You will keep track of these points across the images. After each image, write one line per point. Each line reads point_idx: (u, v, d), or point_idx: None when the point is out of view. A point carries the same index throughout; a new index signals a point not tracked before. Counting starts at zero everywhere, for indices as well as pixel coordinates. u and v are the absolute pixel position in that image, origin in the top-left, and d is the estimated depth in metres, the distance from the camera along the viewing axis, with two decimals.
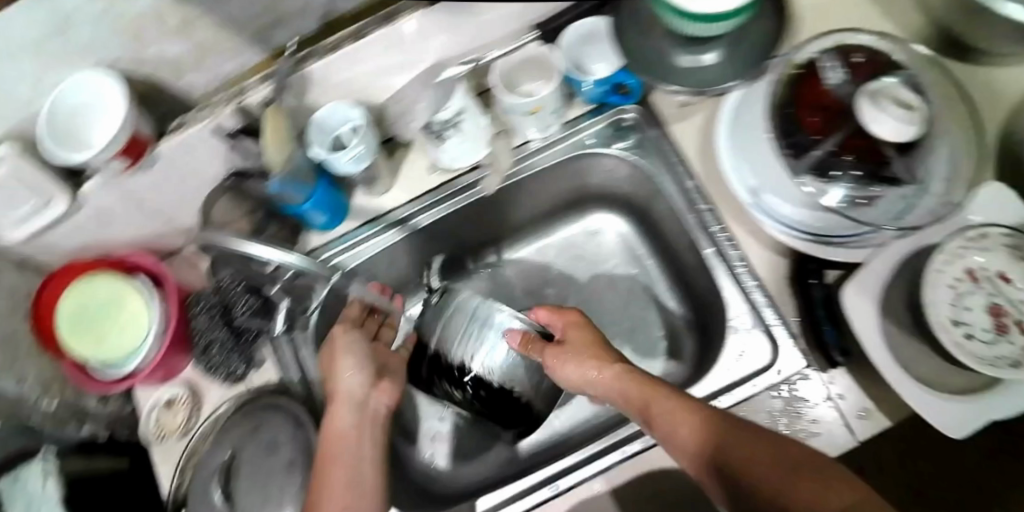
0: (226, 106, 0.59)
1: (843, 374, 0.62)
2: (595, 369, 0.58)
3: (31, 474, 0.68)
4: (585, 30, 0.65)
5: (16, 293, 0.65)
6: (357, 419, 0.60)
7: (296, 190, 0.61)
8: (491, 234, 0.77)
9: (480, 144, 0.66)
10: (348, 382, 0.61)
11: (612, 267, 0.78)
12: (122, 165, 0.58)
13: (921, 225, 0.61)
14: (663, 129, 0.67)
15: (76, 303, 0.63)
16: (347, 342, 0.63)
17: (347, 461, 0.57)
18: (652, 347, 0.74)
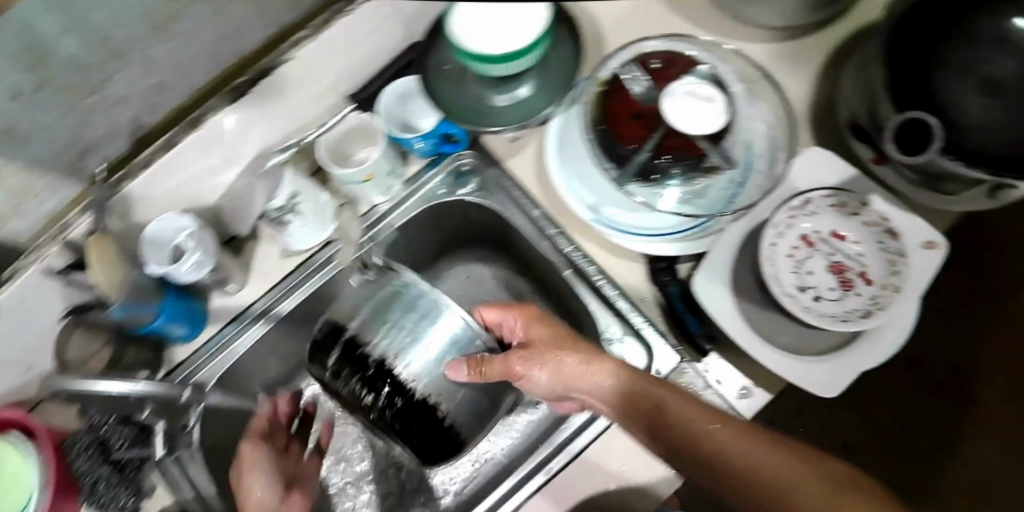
0: (52, 245, 0.60)
1: (716, 360, 0.64)
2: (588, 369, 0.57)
3: None
4: (400, 90, 0.67)
5: None
6: None
7: (143, 308, 0.61)
8: None
9: (326, 221, 0.69)
10: (258, 496, 0.61)
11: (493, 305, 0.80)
12: None
13: (754, 203, 0.63)
14: (499, 167, 0.70)
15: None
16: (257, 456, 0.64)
17: None
18: None
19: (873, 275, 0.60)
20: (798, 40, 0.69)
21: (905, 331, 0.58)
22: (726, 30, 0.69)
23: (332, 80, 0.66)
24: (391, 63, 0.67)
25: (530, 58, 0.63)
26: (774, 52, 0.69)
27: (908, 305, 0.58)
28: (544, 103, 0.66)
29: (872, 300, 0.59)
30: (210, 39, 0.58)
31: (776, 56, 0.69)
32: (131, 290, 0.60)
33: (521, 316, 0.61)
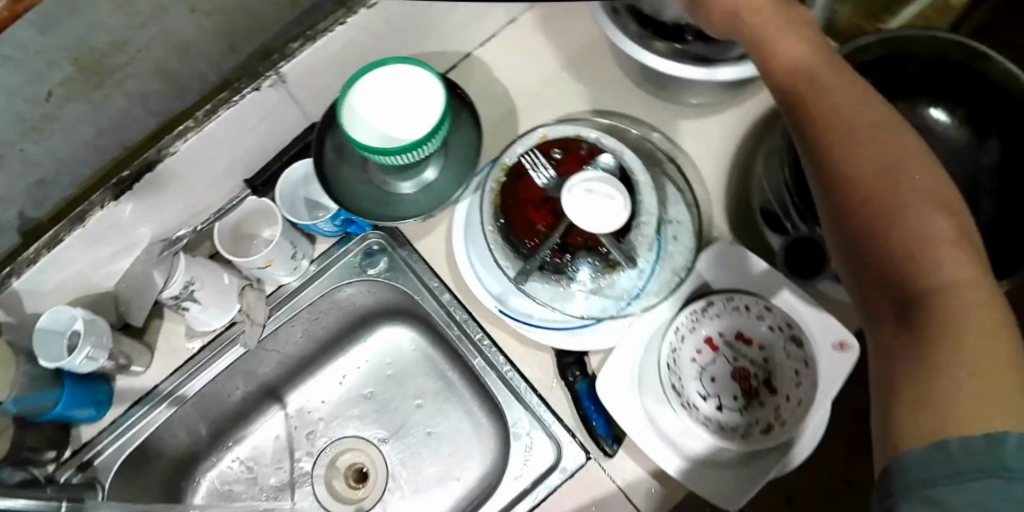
0: None
1: (626, 461, 0.61)
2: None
3: None
4: (300, 173, 0.66)
5: None
6: None
7: (41, 400, 0.61)
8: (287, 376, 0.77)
9: (230, 301, 0.66)
10: None
11: (417, 376, 0.77)
12: None
13: (660, 300, 0.61)
14: (410, 247, 0.68)
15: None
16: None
17: None
18: (466, 449, 0.73)
19: (777, 383, 0.57)
20: (702, 120, 0.67)
21: (817, 434, 0.55)
22: (636, 107, 0.68)
23: (230, 165, 0.65)
24: (290, 145, 0.67)
25: (437, 141, 0.60)
26: (684, 132, 0.67)
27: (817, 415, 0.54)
28: (453, 188, 0.64)
29: (773, 413, 0.56)
30: (93, 134, 0.56)
31: (683, 139, 0.67)
32: (25, 386, 0.60)
33: None
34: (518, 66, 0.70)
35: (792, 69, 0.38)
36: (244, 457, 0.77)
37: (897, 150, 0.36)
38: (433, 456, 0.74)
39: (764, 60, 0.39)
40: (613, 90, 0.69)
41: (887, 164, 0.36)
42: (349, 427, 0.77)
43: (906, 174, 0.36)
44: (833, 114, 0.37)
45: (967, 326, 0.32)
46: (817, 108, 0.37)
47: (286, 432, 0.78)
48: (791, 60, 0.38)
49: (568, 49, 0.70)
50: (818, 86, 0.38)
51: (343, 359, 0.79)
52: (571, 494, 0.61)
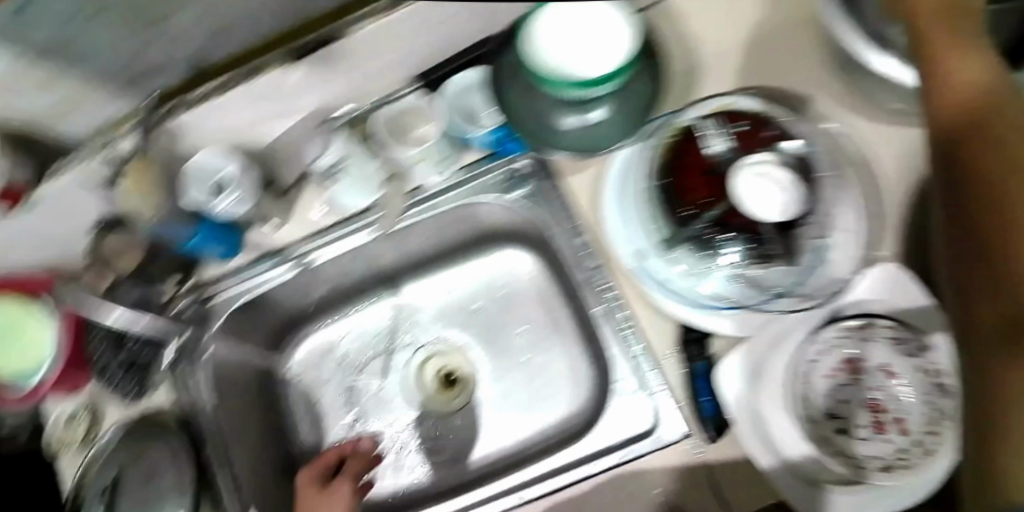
0: (94, 156, 0.61)
1: (726, 457, 0.57)
2: None
3: None
4: (464, 82, 0.64)
5: None
6: None
7: (179, 230, 0.64)
8: (410, 264, 0.78)
9: (374, 184, 0.67)
10: None
11: (529, 301, 0.76)
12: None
13: (813, 300, 0.57)
14: (556, 181, 0.65)
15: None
16: (341, 491, 0.64)
17: None
18: (562, 378, 0.73)
19: (910, 425, 0.53)
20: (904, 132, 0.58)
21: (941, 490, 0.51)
22: (830, 98, 0.60)
23: (398, 60, 0.63)
24: (461, 54, 0.65)
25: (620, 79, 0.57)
26: (887, 137, 0.59)
27: (940, 467, 0.50)
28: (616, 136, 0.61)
29: (898, 454, 0.52)
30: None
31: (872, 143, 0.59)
32: (166, 213, 0.63)
33: None
34: (714, 21, 0.63)
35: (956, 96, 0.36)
36: (350, 333, 0.80)
37: None
38: (525, 383, 0.74)
39: (934, 92, 0.37)
40: (808, 72, 0.61)
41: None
42: (447, 333, 0.78)
43: None
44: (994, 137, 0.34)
45: None
46: (977, 130, 0.34)
47: (392, 322, 0.80)
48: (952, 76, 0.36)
49: (774, 11, 0.62)
50: (971, 105, 0.35)
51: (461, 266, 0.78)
52: (668, 465, 0.59)
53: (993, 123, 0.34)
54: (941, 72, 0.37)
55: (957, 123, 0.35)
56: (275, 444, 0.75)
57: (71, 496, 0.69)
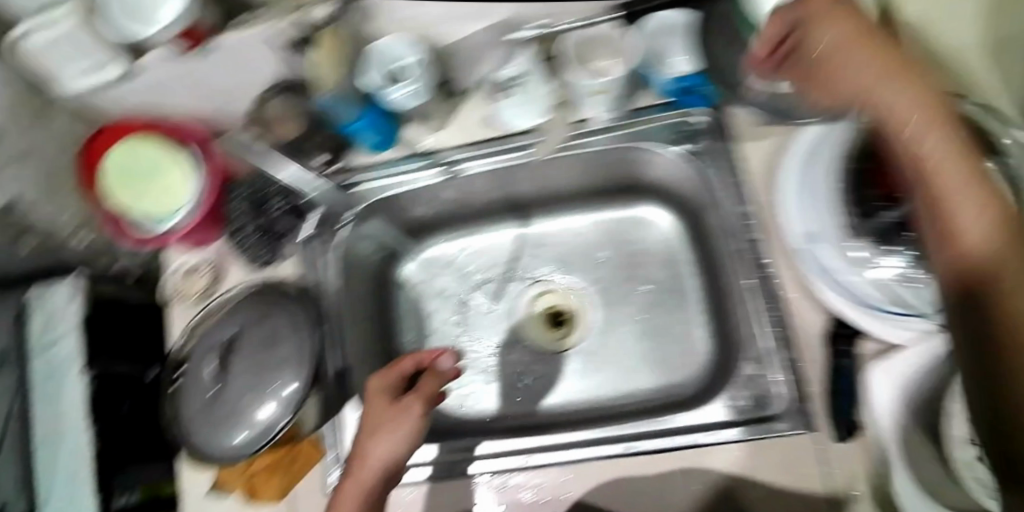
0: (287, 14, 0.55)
1: (848, 457, 0.55)
2: (905, 85, 0.40)
3: (60, 293, 0.72)
4: (664, 21, 0.61)
5: (72, 138, 0.67)
6: (392, 448, 0.53)
7: (348, 109, 0.63)
8: (554, 198, 0.77)
9: (541, 109, 0.65)
10: (380, 451, 0.53)
11: (656, 261, 0.75)
12: (179, 48, 0.56)
13: None
14: (731, 144, 0.63)
15: (112, 172, 0.64)
16: (402, 416, 0.54)
17: (386, 432, 0.53)
18: (671, 345, 0.73)
19: None
20: None
21: None
22: None
23: None
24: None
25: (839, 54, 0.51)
26: None
27: None
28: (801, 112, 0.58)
29: None
30: None
31: None
32: (344, 91, 0.62)
33: (828, 23, 0.45)
34: (958, 12, 0.54)
35: (962, 262, 0.35)
36: (474, 253, 0.80)
37: None
38: (638, 345, 0.74)
39: (942, 230, 0.36)
40: None
41: None
42: (562, 273, 0.78)
43: None
44: (998, 280, 0.33)
45: None
46: (990, 275, 0.34)
47: (513, 251, 0.80)
48: (931, 165, 0.38)
49: None
50: (975, 245, 0.34)
51: (595, 213, 0.77)
52: (750, 456, 0.59)
53: (1004, 273, 0.33)
54: (944, 211, 0.36)
55: (961, 273, 0.35)
56: (378, 339, 0.76)
57: (178, 351, 0.68)
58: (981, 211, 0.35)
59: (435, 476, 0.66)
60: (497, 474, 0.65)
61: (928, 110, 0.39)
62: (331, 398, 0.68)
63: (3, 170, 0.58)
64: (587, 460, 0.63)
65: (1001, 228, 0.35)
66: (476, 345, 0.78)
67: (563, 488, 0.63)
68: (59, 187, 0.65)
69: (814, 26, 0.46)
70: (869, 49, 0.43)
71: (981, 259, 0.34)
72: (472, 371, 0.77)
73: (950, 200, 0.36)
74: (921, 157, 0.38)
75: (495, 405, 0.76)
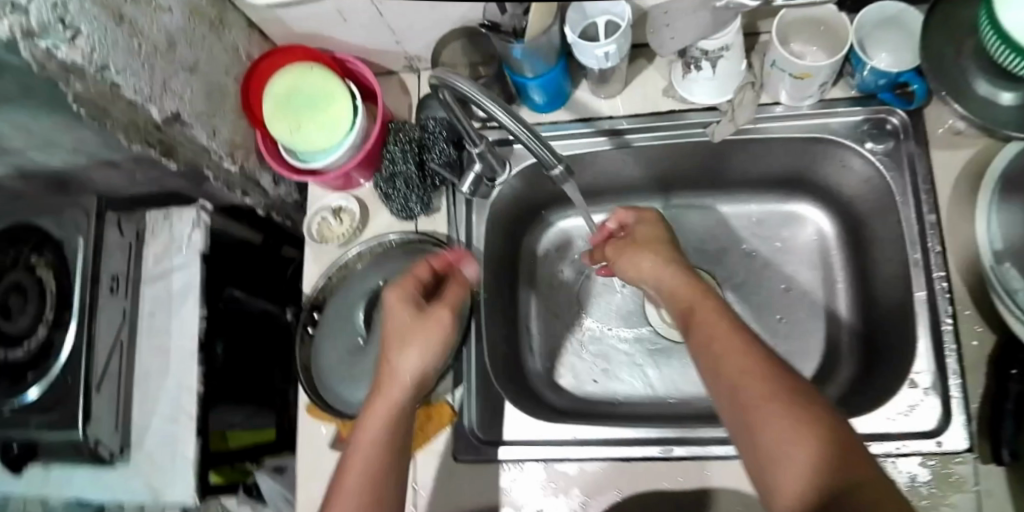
0: None
1: (1002, 478, 0.54)
2: (738, 338, 0.44)
3: (181, 219, 0.66)
4: (877, 14, 0.60)
5: (235, 52, 0.64)
6: (422, 359, 0.50)
7: (536, 63, 0.60)
8: (699, 181, 0.73)
9: (726, 89, 0.63)
10: (407, 361, 0.49)
11: (797, 264, 0.72)
12: None
13: None
14: (925, 149, 0.61)
15: (278, 95, 0.63)
16: (432, 326, 0.50)
17: (416, 339, 0.50)
18: (806, 350, 0.70)
19: None
20: None
21: None
22: None
23: None
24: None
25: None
26: None
27: None
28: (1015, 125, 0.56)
29: None
30: None
31: None
32: (540, 46, 0.58)
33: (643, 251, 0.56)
34: None
35: (796, 477, 0.38)
36: None
37: (773, 414, 0.40)
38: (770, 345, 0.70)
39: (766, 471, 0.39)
40: None
41: (794, 431, 0.39)
42: (703, 265, 0.73)
43: (785, 423, 0.39)
44: (761, 436, 0.40)
45: None
46: (756, 437, 0.40)
47: None
48: (736, 415, 0.41)
49: None
50: (787, 456, 0.38)
51: (745, 205, 0.75)
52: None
53: (845, 479, 0.37)
54: (762, 441, 0.40)
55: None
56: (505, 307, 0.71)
57: (314, 297, 0.64)
58: (767, 401, 0.40)
59: (541, 456, 0.60)
60: (620, 463, 0.58)
61: (784, 399, 0.40)
62: (461, 371, 0.63)
63: (170, 78, 0.55)
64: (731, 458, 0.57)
65: (789, 411, 0.39)
66: (596, 328, 0.72)
67: (700, 483, 0.57)
68: (219, 104, 0.63)
69: (641, 252, 0.56)
70: (697, 290, 0.50)
71: (791, 472, 0.38)
72: (589, 353, 0.71)
73: (779, 436, 0.39)
74: (731, 365, 0.43)
75: (625, 389, 0.69)
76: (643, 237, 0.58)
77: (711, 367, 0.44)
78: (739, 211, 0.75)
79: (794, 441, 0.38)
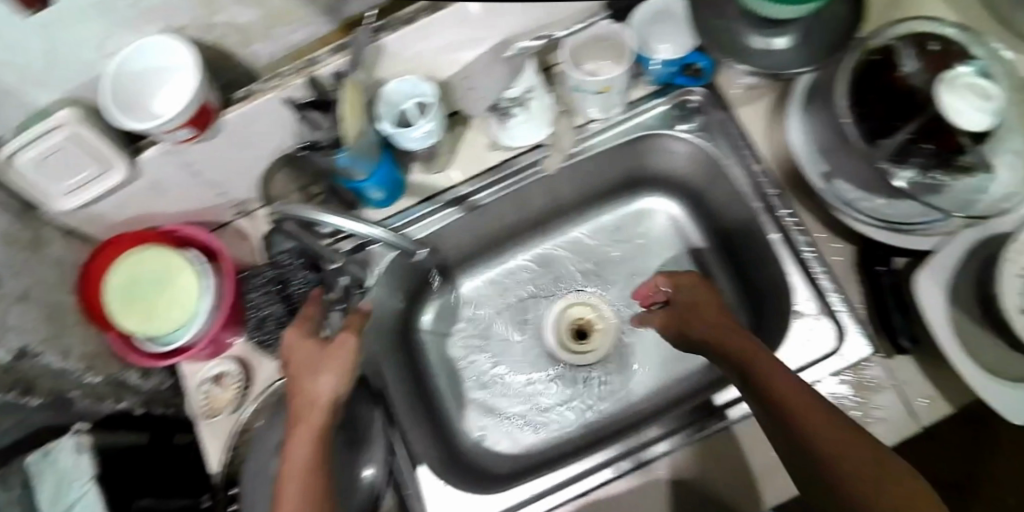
0: (295, 77, 0.57)
1: (906, 362, 0.60)
2: (721, 315, 0.59)
3: (63, 449, 0.59)
4: (654, 9, 0.62)
5: (62, 264, 0.62)
6: (334, 383, 0.54)
7: (365, 164, 0.60)
8: (548, 212, 0.75)
9: (542, 126, 0.65)
10: (319, 388, 0.53)
11: (665, 253, 0.75)
12: (187, 135, 0.55)
13: (990, 215, 0.58)
14: (729, 112, 0.66)
15: (126, 274, 0.61)
16: (339, 350, 0.55)
17: (329, 367, 0.54)
18: None
19: None
20: None
21: None
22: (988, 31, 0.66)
23: None
24: None
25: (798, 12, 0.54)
26: None
27: None
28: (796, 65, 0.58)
29: None
30: None
31: None
32: (361, 146, 0.58)
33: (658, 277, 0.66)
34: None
35: (759, 382, 0.52)
36: (486, 289, 0.77)
37: (744, 349, 0.54)
38: None
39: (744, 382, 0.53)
40: (969, 15, 0.67)
41: (756, 357, 0.53)
42: (588, 284, 0.75)
43: (754, 354, 0.54)
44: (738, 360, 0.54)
45: (822, 421, 0.48)
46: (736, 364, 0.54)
47: (528, 276, 0.77)
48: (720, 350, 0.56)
49: None
50: (754, 368, 0.53)
51: (599, 219, 0.77)
52: (753, 436, 0.59)
53: (793, 385, 0.50)
54: (739, 361, 0.54)
55: (763, 410, 0.51)
56: (420, 397, 0.70)
57: (225, 472, 0.62)
58: (741, 341, 0.55)
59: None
60: (580, 499, 0.60)
61: (748, 339, 0.55)
62: (404, 487, 0.60)
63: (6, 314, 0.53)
64: (670, 453, 0.59)
65: (755, 349, 0.54)
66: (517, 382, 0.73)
67: (655, 482, 0.59)
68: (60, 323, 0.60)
69: (688, 321, 0.61)
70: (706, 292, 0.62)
71: (757, 379, 0.52)
72: (511, 409, 0.72)
73: (752, 359, 0.53)
74: (714, 324, 0.58)
75: (561, 422, 0.71)
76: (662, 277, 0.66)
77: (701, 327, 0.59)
78: (596, 229, 0.77)
79: (761, 362, 0.53)
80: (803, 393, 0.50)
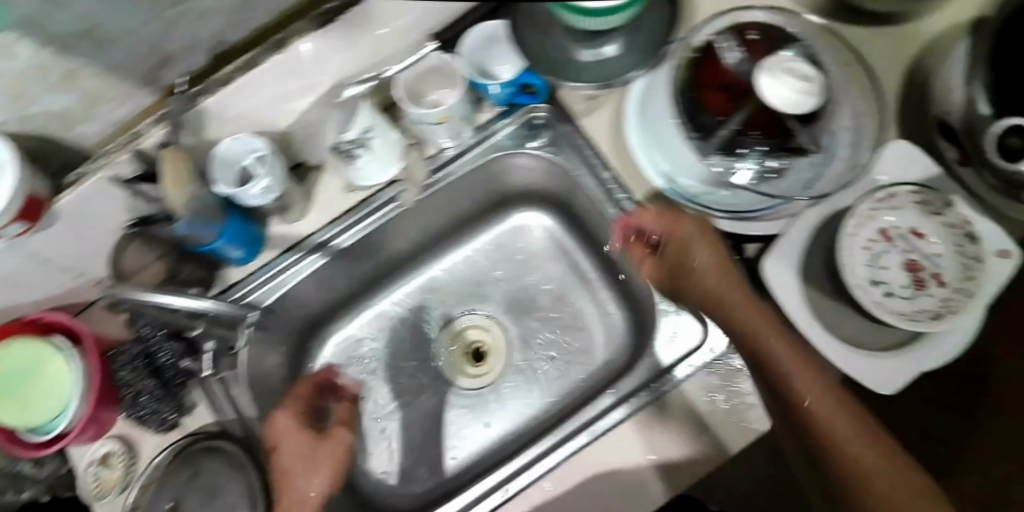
0: (120, 153, 0.56)
1: None
2: (719, 274, 0.59)
3: None
4: (484, 34, 0.62)
5: None
6: (331, 474, 0.62)
7: (208, 229, 0.59)
8: (423, 241, 0.76)
9: (391, 162, 0.65)
10: (307, 486, 0.60)
11: (544, 264, 0.76)
12: (21, 228, 0.54)
13: (829, 192, 0.59)
14: (574, 124, 0.66)
15: None
16: (335, 447, 0.63)
17: (323, 459, 0.62)
18: (591, 324, 0.74)
19: (948, 278, 0.57)
20: (861, 31, 0.66)
21: (965, 338, 0.55)
22: (813, 8, 0.67)
23: (419, 16, 0.61)
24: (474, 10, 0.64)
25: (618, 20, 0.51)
26: (865, 37, 0.66)
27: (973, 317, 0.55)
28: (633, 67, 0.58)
29: (944, 303, 0.56)
30: None
31: (864, 45, 0.65)
32: (199, 211, 0.57)
33: (653, 224, 0.61)
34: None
35: (766, 359, 0.54)
36: (373, 325, 0.77)
37: (756, 324, 0.55)
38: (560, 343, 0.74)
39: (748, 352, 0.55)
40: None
41: (764, 332, 0.54)
42: (476, 306, 0.77)
43: (772, 336, 0.54)
44: (739, 331, 0.56)
45: (829, 411, 0.51)
46: (742, 332, 0.56)
47: (412, 307, 0.78)
48: (721, 312, 0.57)
49: None
50: (763, 347, 0.54)
51: (477, 240, 0.78)
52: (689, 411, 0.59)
53: (807, 372, 0.52)
54: (741, 332, 0.56)
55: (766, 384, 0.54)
56: None
57: None
58: (749, 309, 0.56)
59: None
60: None
61: (752, 311, 0.56)
62: None
63: None
64: (554, 469, 0.60)
65: (764, 322, 0.55)
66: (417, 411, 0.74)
67: (543, 503, 0.59)
68: None
69: (684, 277, 0.60)
70: (708, 246, 0.59)
71: (767, 358, 0.54)
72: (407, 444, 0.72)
73: (757, 331, 0.55)
74: (714, 286, 0.58)
75: (461, 448, 0.71)
76: (656, 225, 0.61)
77: (699, 282, 0.59)
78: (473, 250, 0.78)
79: (760, 339, 0.54)
80: (812, 383, 0.52)
